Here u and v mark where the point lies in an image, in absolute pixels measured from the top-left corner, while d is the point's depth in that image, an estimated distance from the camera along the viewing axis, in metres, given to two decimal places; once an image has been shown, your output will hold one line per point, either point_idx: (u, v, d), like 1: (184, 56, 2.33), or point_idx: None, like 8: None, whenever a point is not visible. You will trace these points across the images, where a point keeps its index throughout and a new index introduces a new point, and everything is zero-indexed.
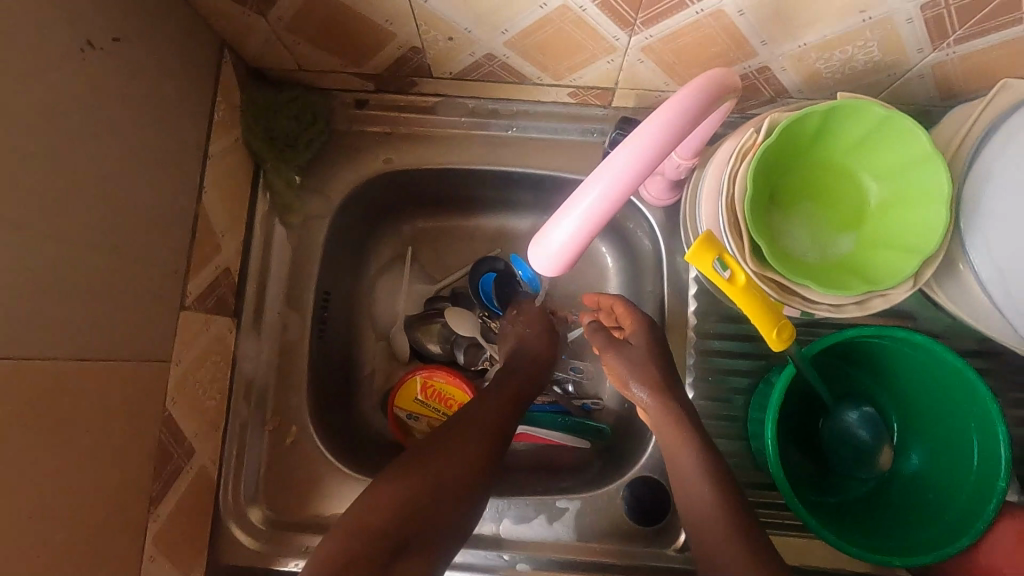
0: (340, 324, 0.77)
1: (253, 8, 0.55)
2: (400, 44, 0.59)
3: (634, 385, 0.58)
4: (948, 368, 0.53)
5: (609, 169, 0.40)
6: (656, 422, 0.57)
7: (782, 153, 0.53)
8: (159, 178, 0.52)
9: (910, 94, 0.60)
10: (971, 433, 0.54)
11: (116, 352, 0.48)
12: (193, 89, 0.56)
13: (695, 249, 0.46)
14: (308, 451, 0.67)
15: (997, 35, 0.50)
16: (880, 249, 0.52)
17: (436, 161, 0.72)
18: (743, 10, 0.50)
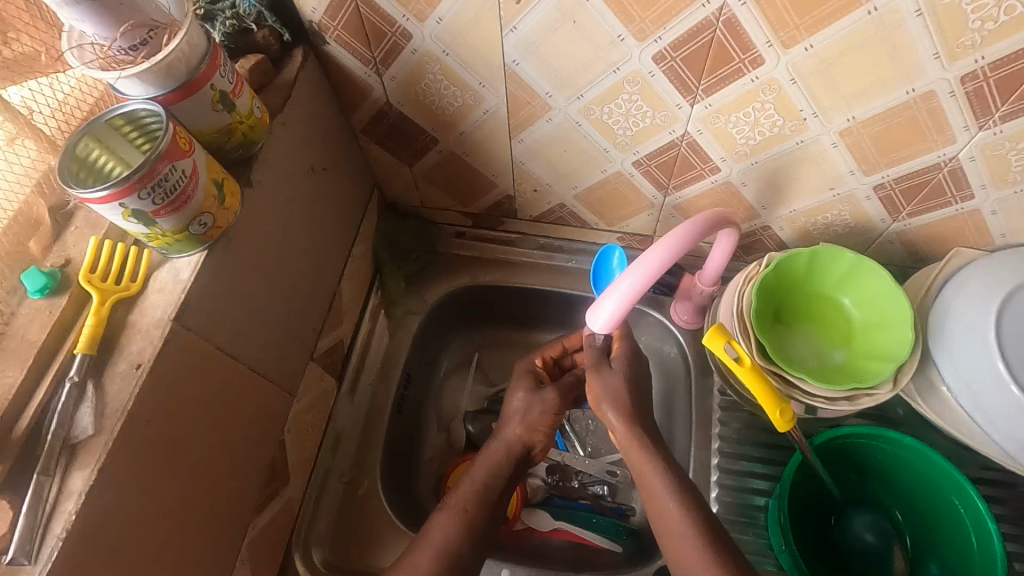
0: (412, 407, 0.91)
1: (406, 160, 0.81)
2: (499, 191, 0.83)
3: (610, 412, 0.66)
4: (923, 456, 0.63)
5: (648, 256, 0.56)
6: (637, 430, 0.66)
7: (782, 283, 0.70)
8: (322, 260, 0.73)
9: (886, 255, 0.77)
10: (958, 508, 0.62)
11: (268, 372, 0.64)
12: (353, 208, 0.81)
13: (712, 333, 0.61)
14: (374, 505, 0.77)
15: (940, 212, 0.69)
16: (868, 361, 0.65)
17: (509, 282, 0.92)
18: (746, 182, 0.71)
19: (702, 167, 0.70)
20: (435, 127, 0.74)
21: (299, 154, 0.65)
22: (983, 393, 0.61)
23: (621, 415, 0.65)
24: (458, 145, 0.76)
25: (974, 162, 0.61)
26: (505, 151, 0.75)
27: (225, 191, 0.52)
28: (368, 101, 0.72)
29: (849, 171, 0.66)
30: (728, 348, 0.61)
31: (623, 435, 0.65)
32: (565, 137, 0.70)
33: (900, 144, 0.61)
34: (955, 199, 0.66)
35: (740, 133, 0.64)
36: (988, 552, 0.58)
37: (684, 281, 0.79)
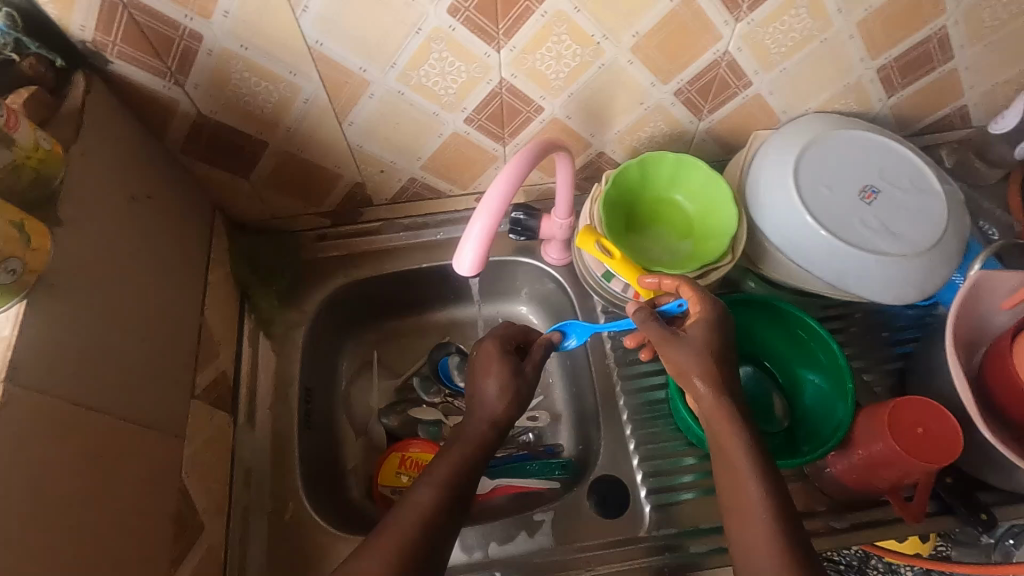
0: (322, 419, 0.88)
1: (240, 172, 0.77)
2: (348, 181, 0.82)
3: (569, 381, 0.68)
4: (769, 306, 0.75)
5: (495, 188, 0.57)
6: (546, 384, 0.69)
7: (624, 196, 0.77)
8: (176, 292, 0.69)
9: (704, 153, 0.87)
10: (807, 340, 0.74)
11: (144, 420, 0.60)
12: (197, 234, 0.76)
13: (577, 240, 0.66)
14: (307, 524, 0.74)
15: (731, 103, 0.79)
16: (708, 242, 0.74)
17: (386, 270, 0.92)
18: (569, 115, 0.77)
19: (527, 110, 0.75)
20: (260, 129, 0.71)
21: (114, 185, 0.61)
22: (800, 242, 0.72)
23: (707, 379, 0.60)
24: (289, 143, 0.74)
25: (741, 52, 0.71)
26: (339, 138, 0.74)
27: (28, 231, 0.48)
28: (177, 117, 0.68)
29: (650, 84, 0.74)
30: (598, 246, 0.69)
31: (708, 404, 0.60)
32: (393, 109, 0.71)
33: (681, 49, 0.70)
34: (739, 88, 0.77)
35: (549, 69, 0.69)
36: (835, 363, 0.70)
37: (544, 223, 0.84)
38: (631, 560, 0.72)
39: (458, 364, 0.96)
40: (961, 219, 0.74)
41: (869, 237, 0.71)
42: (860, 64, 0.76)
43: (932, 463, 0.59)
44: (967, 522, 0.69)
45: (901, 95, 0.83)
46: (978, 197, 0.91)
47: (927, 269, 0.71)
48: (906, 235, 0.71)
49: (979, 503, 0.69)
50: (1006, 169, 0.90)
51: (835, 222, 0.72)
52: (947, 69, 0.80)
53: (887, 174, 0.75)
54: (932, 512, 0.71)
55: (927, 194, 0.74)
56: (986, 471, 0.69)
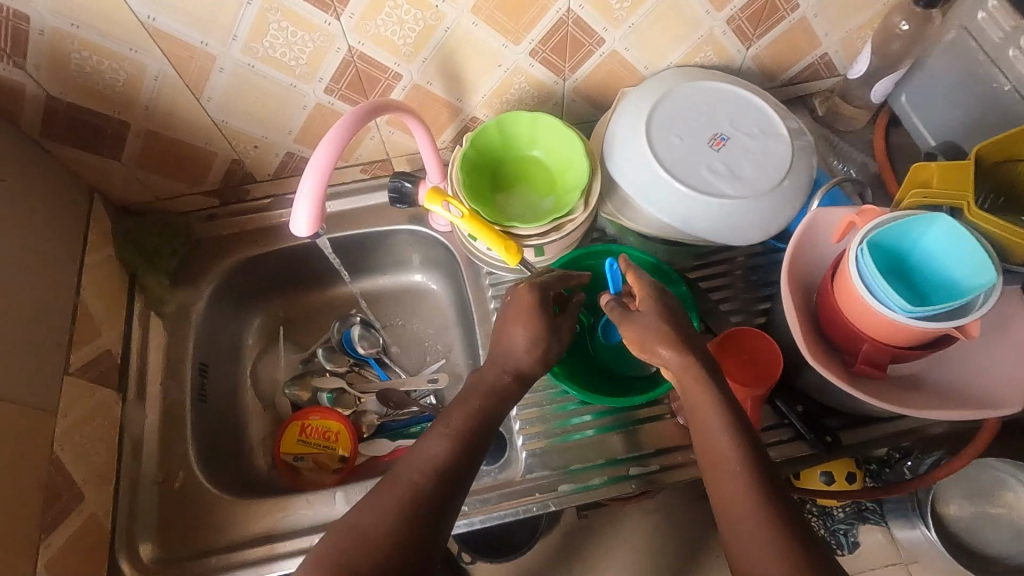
0: (223, 393, 0.91)
1: (109, 154, 0.78)
2: (223, 158, 0.84)
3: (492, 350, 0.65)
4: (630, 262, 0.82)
5: (320, 148, 0.60)
6: None
7: (487, 156, 0.79)
8: (40, 272, 0.70)
9: (577, 113, 0.90)
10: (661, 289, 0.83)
11: (1, 395, 0.62)
12: (69, 217, 0.77)
13: (428, 195, 0.68)
14: (197, 490, 0.77)
15: (590, 61, 0.82)
16: (566, 195, 0.77)
17: (279, 245, 0.94)
18: (429, 80, 0.79)
19: (385, 77, 0.77)
20: (116, 109, 0.73)
21: None
22: (649, 189, 0.75)
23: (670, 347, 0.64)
24: (152, 122, 0.75)
25: (584, 10, 0.73)
26: (201, 115, 0.76)
27: None
28: (25, 100, 0.69)
29: (501, 45, 0.76)
30: (450, 207, 0.70)
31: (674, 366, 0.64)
32: (248, 83, 0.73)
33: (522, 9, 0.72)
34: (593, 46, 0.79)
35: (394, 35, 0.71)
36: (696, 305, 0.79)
37: (420, 188, 0.85)
38: (511, 503, 0.75)
39: (362, 335, 0.98)
40: (806, 160, 0.77)
41: (713, 181, 0.74)
42: (707, 16, 0.79)
43: (758, 385, 0.68)
44: (814, 445, 0.74)
45: (760, 46, 0.86)
46: (846, 142, 0.95)
47: (770, 209, 0.74)
48: (748, 178, 0.75)
49: (825, 426, 0.74)
50: (871, 112, 0.94)
51: (681, 168, 0.74)
52: (798, 17, 0.82)
53: (736, 123, 0.78)
54: (785, 439, 0.76)
55: (772, 138, 0.77)
56: (829, 397, 0.73)
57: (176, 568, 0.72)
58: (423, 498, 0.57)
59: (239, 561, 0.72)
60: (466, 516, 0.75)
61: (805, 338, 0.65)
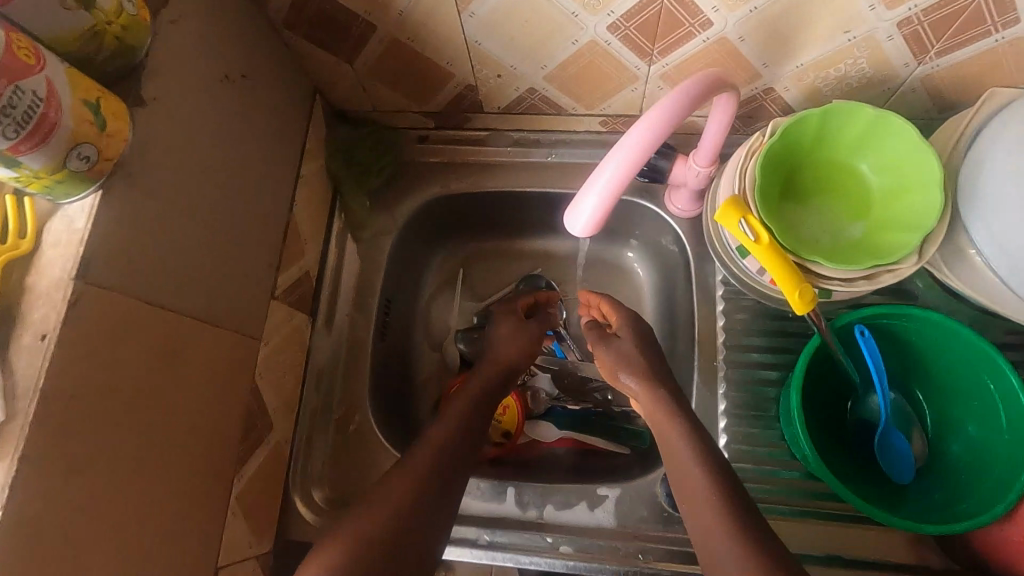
0: (399, 332, 0.86)
1: (345, 57, 0.69)
2: (458, 83, 0.72)
3: (623, 375, 0.65)
4: (948, 330, 0.58)
5: (631, 139, 0.46)
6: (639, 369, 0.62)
7: (790, 152, 0.61)
8: (264, 184, 0.64)
9: (908, 106, 0.67)
10: (988, 382, 0.58)
11: (222, 320, 0.58)
12: (294, 122, 0.70)
13: (723, 208, 0.54)
14: (370, 438, 0.74)
15: (976, 46, 0.58)
16: (889, 231, 0.58)
17: (486, 188, 0.83)
18: (744, 36, 0.60)
19: (691, 23, 0.59)
20: (369, 9, 0.61)
21: (206, 59, 0.54)
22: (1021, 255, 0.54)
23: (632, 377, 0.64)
24: (400, 30, 0.64)
25: None
26: (455, 31, 0.63)
27: (105, 112, 0.42)
28: None
29: (869, 5, 0.54)
30: (744, 225, 0.54)
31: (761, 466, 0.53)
32: (524, 3, 0.58)
33: None
34: (995, 27, 0.56)
35: None
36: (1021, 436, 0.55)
37: (677, 166, 0.70)
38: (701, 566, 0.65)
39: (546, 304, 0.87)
40: None
41: None
42: None
43: None
44: None
45: None
46: None
47: None
48: None
49: None
50: None
51: None
52: None
53: None
54: None
55: None
56: None
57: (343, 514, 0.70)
58: (364, 544, 0.50)
59: None
60: (648, 565, 0.65)
61: None
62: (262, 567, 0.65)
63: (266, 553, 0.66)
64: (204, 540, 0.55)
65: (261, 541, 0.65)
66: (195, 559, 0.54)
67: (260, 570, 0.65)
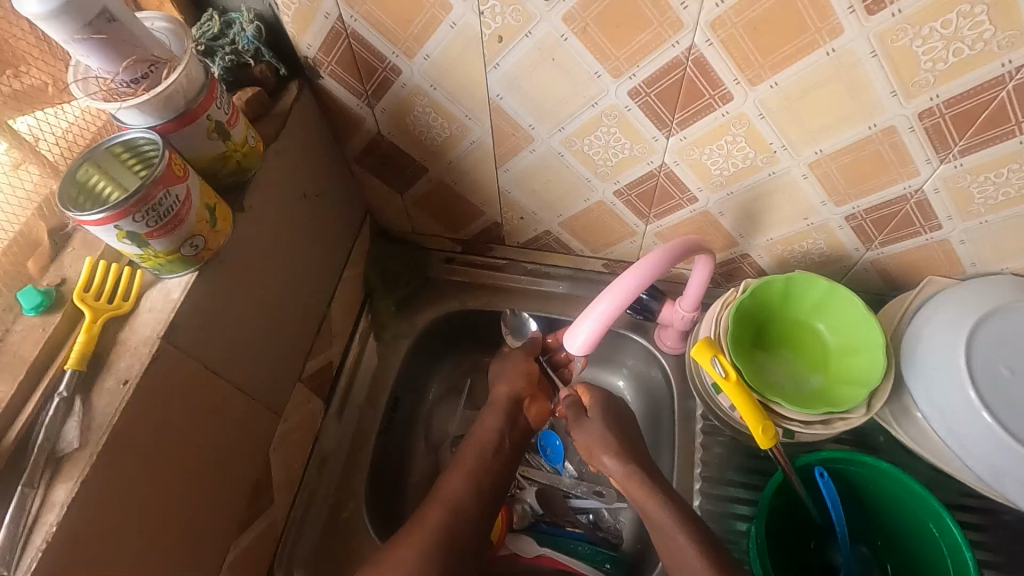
0: (400, 430, 0.92)
1: (397, 189, 0.84)
2: (487, 219, 0.86)
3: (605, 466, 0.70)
4: (896, 478, 0.63)
5: (622, 281, 0.57)
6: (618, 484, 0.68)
7: (759, 308, 0.72)
8: (313, 281, 0.75)
9: (863, 283, 0.79)
10: (933, 531, 0.62)
11: (257, 393, 0.65)
12: (345, 234, 0.83)
13: (698, 346, 0.63)
14: (358, 527, 0.77)
15: (911, 241, 0.71)
16: (843, 385, 0.67)
17: (499, 308, 0.94)
18: (723, 211, 0.73)
19: (680, 197, 0.73)
20: (425, 157, 0.77)
21: (292, 181, 0.68)
22: (956, 418, 0.63)
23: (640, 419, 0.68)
24: (447, 174, 0.79)
25: (938, 194, 0.64)
26: (491, 180, 0.78)
27: (217, 214, 0.54)
28: (360, 131, 0.75)
29: (820, 201, 0.68)
30: (715, 362, 0.64)
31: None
32: (549, 167, 0.73)
33: (867, 176, 0.64)
34: (924, 229, 0.69)
35: (714, 165, 0.67)
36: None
37: (666, 308, 0.81)
38: None
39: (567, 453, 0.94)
40: None
41: None
42: None
43: None
44: None
45: None
46: None
47: None
48: None
49: None
50: None
51: (1009, 408, 0.61)
52: None
53: None
54: None
55: None
56: None
57: None
58: None
59: None
60: None
61: None
62: None
63: None
64: None
65: None
66: None
67: None
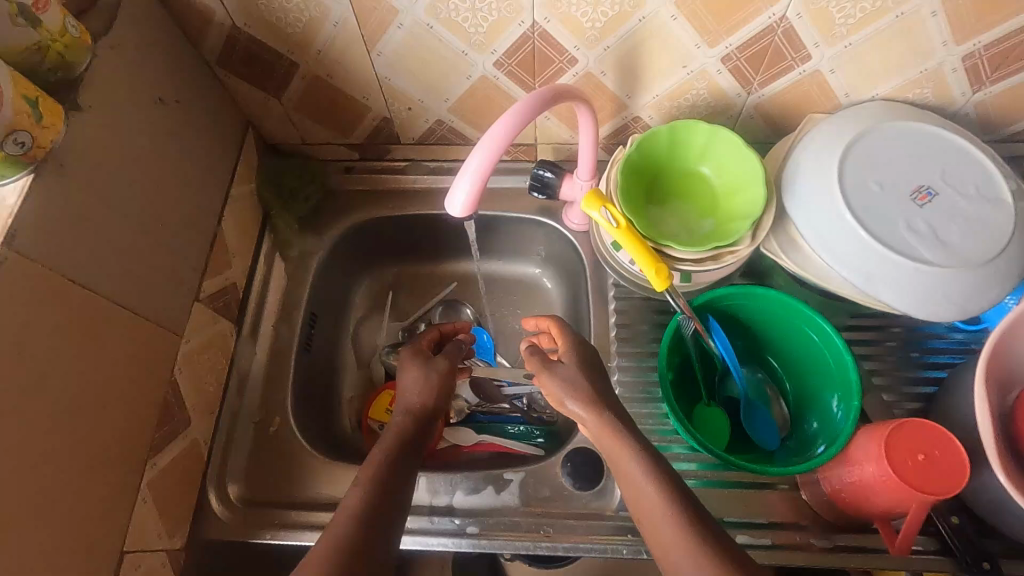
0: (324, 348, 0.91)
1: (274, 93, 0.79)
2: (374, 115, 0.82)
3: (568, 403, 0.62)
4: (775, 300, 0.67)
5: (494, 131, 0.55)
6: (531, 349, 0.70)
7: (649, 162, 0.72)
8: (192, 197, 0.71)
9: (751, 132, 0.81)
10: (813, 338, 0.67)
11: (144, 311, 0.63)
12: (225, 149, 0.79)
13: (586, 198, 0.64)
14: (288, 439, 0.77)
15: (786, 78, 0.72)
16: (730, 222, 0.69)
17: (406, 212, 0.92)
18: (604, 70, 0.73)
19: (560, 60, 0.72)
20: (292, 51, 0.72)
21: (141, 83, 0.63)
22: (832, 239, 0.67)
23: (582, 403, 0.61)
24: (320, 68, 0.75)
25: (801, 19, 0.65)
26: (368, 68, 0.74)
27: (42, 107, 0.50)
28: (213, 27, 0.69)
29: (694, 44, 0.68)
30: (605, 214, 0.65)
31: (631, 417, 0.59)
32: (422, 43, 0.70)
33: (731, 8, 0.64)
34: (795, 62, 0.70)
35: (584, 16, 0.65)
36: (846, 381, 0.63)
37: (565, 184, 0.81)
38: (599, 538, 0.69)
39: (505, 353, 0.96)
40: None
41: (911, 242, 0.64)
42: (942, 48, 0.67)
43: (933, 495, 0.54)
44: (963, 568, 0.62)
45: (990, 92, 0.72)
46: None
47: (974, 287, 0.63)
48: (957, 249, 0.64)
49: (981, 549, 0.63)
50: None
51: (875, 220, 0.65)
52: None
53: (950, 179, 0.67)
54: (925, 550, 0.65)
55: (991, 205, 0.66)
56: (994, 516, 0.62)
57: (257, 510, 0.73)
58: None
59: (316, 520, 0.72)
60: (550, 539, 0.69)
61: (999, 452, 0.55)
62: (172, 564, 0.67)
63: (177, 548, 0.68)
64: (109, 516, 0.58)
65: (171, 537, 0.67)
66: (99, 533, 0.57)
67: (170, 567, 0.66)
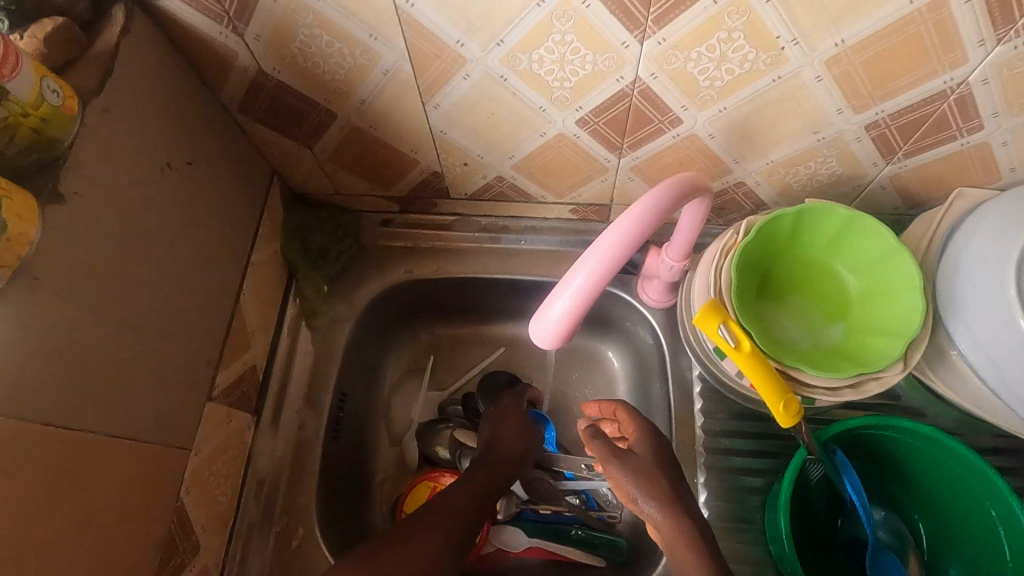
0: (354, 429, 0.78)
1: (304, 143, 0.66)
2: (423, 169, 0.69)
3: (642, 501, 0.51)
4: (950, 452, 0.55)
5: (600, 247, 0.44)
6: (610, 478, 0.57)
7: (764, 250, 0.59)
8: (207, 276, 0.59)
9: (879, 204, 0.66)
10: (988, 508, 0.55)
11: (145, 434, 0.50)
12: (246, 209, 0.66)
13: (703, 315, 0.51)
14: (313, 556, 0.66)
15: (941, 149, 0.58)
16: (870, 334, 0.55)
17: (452, 274, 0.79)
18: (713, 133, 0.59)
19: (660, 120, 0.58)
20: (329, 99, 0.59)
21: (144, 149, 0.50)
22: (1007, 366, 0.53)
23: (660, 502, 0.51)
24: (362, 118, 0.61)
25: (987, 85, 0.50)
26: (420, 121, 0.61)
27: (12, 207, 0.38)
28: (233, 71, 0.56)
29: (836, 110, 0.54)
30: (723, 331, 0.51)
31: None
32: (490, 96, 0.56)
33: (897, 71, 0.49)
34: (961, 132, 0.55)
35: (703, 74, 0.51)
36: None
37: (649, 258, 0.68)
38: None
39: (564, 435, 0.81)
40: None
41: None
42: None
43: None
44: None
45: None
46: None
47: None
48: None
49: None
50: None
51: None
52: None
53: None
54: None
55: None
56: None
57: None
58: None
59: None
60: None
61: None
62: None
63: None
64: None
65: None
66: None
67: None
